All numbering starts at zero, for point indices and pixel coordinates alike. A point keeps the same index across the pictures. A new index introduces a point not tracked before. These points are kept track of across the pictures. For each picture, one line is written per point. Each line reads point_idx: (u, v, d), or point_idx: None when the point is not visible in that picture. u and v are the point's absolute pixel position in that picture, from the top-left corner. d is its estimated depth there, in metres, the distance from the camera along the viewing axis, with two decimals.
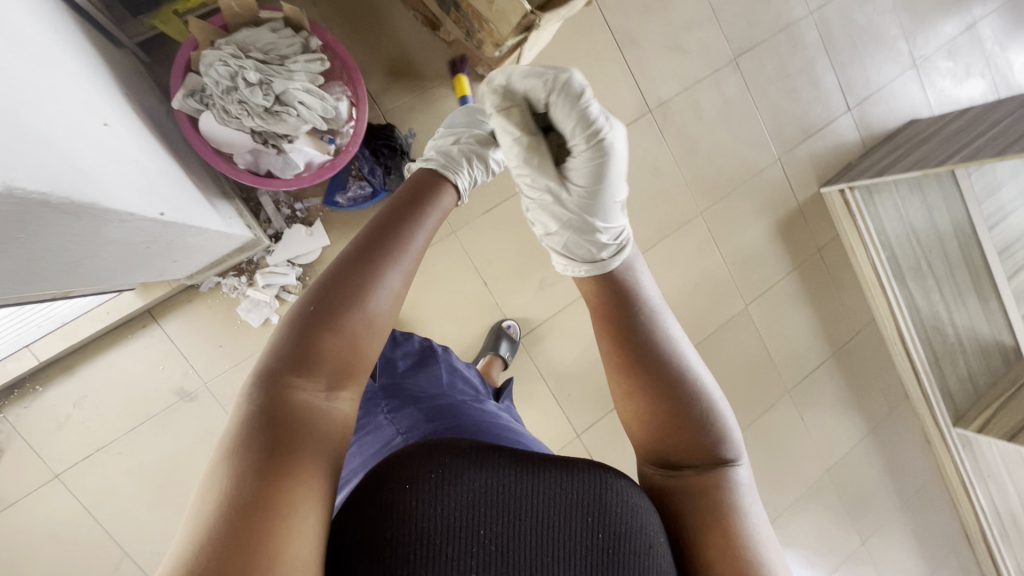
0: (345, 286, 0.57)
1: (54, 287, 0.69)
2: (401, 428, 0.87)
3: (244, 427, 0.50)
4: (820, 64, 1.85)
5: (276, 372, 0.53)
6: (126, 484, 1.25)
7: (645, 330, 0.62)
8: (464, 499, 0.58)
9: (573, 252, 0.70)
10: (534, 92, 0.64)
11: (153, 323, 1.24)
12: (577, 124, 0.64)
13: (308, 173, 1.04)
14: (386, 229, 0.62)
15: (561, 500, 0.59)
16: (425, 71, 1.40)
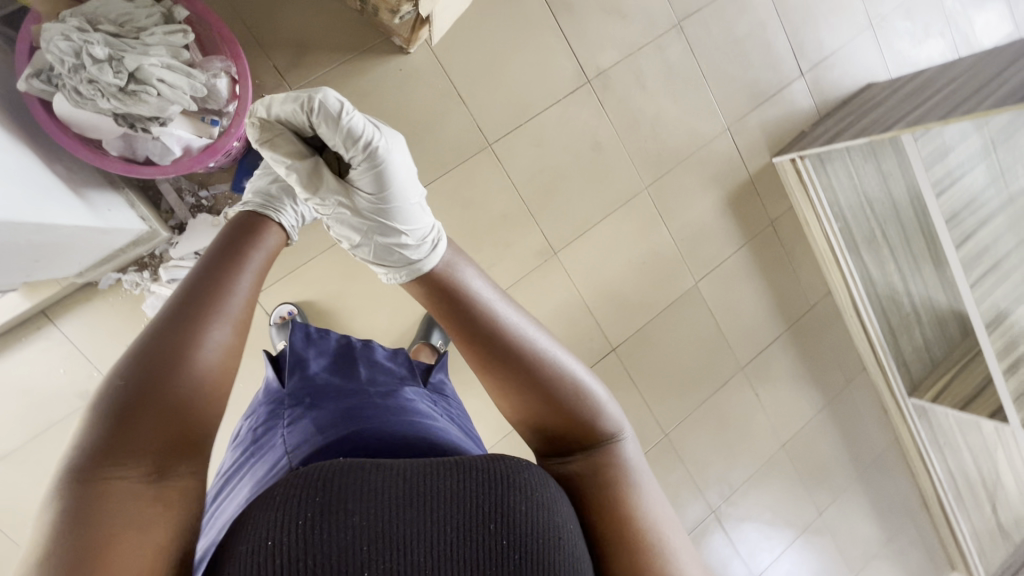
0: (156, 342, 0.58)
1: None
2: (291, 445, 0.77)
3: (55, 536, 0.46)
4: (771, 27, 1.77)
5: (86, 464, 0.50)
6: (33, 493, 1.19)
7: (488, 330, 0.66)
8: (347, 527, 0.50)
9: (384, 259, 0.80)
10: (295, 117, 0.76)
11: (49, 325, 1.17)
12: (345, 140, 0.75)
13: (189, 158, 0.96)
14: (202, 283, 0.65)
15: (454, 512, 0.52)
16: (337, 43, 1.31)
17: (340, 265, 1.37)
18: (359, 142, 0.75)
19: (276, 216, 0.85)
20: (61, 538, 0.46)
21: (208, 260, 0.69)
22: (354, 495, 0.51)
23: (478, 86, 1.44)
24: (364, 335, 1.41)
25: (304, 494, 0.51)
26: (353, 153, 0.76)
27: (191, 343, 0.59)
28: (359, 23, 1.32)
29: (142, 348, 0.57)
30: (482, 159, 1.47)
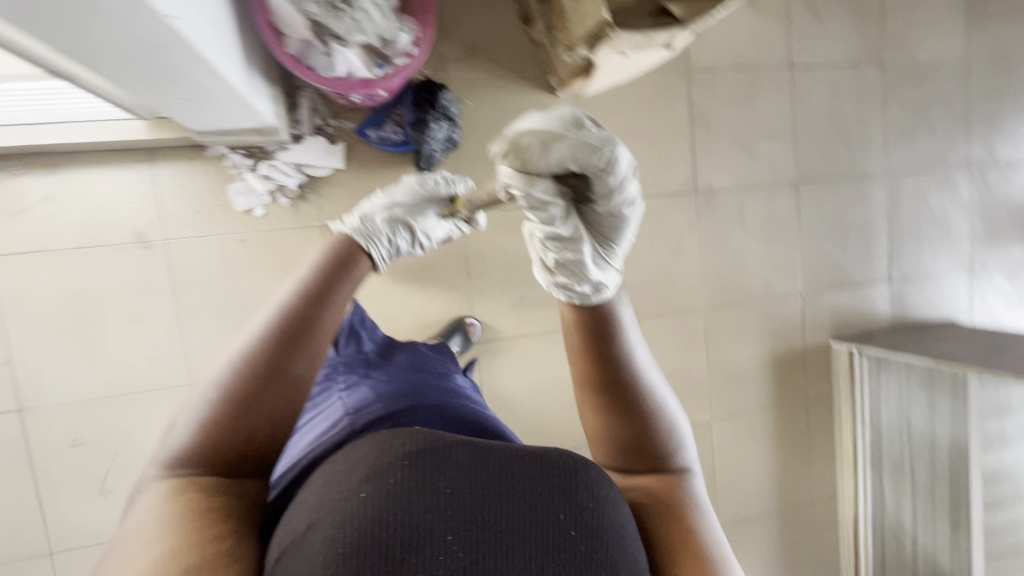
0: (230, 391, 0.63)
1: (46, 39, 0.69)
2: (355, 404, 0.84)
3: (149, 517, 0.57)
4: (876, 226, 1.82)
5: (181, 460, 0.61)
6: (46, 295, 1.23)
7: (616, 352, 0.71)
8: (441, 486, 0.59)
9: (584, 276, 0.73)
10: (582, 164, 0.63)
11: (148, 163, 1.25)
12: (616, 197, 0.68)
13: (346, 82, 1.06)
14: (276, 324, 0.66)
15: (526, 501, 0.60)
16: (503, 60, 1.44)
17: None
18: (620, 198, 0.69)
19: (371, 244, 0.83)
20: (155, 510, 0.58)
21: (288, 296, 0.69)
22: (436, 461, 0.62)
23: None
24: (391, 310, 1.43)
25: (399, 457, 0.62)
26: (614, 203, 0.69)
27: (257, 389, 0.63)
28: (529, 53, 1.45)
29: (224, 394, 0.63)
30: None
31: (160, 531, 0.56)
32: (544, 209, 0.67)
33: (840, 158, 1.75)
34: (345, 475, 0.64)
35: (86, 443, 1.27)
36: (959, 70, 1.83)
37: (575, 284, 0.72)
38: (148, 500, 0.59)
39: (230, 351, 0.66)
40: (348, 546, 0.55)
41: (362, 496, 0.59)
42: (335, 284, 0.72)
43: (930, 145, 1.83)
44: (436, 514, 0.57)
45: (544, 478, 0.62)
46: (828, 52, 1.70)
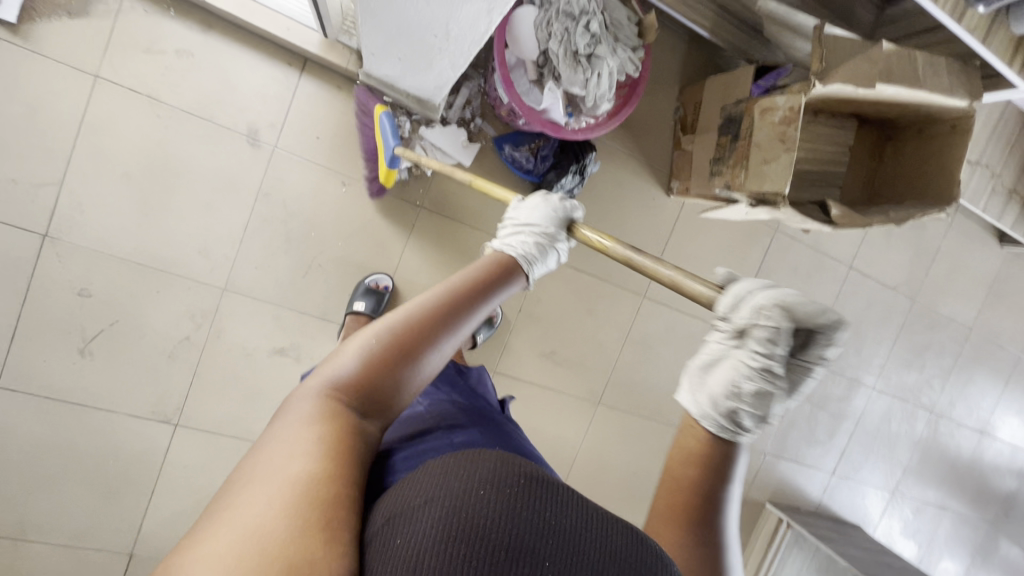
0: (381, 361, 0.56)
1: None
2: (439, 420, 0.78)
3: (307, 434, 0.50)
4: (845, 424, 2.03)
5: (342, 385, 0.55)
6: (132, 140, 1.16)
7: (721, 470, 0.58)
8: (521, 501, 0.48)
9: (731, 419, 0.59)
10: (816, 319, 0.56)
11: (296, 70, 1.21)
12: (807, 363, 0.59)
13: (535, 113, 1.05)
14: (437, 309, 0.60)
15: (623, 558, 0.48)
16: (646, 143, 1.50)
17: None
18: (811, 370, 0.59)
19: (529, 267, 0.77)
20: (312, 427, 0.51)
21: (448, 285, 0.64)
22: (537, 484, 0.50)
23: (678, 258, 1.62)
24: None
25: (508, 467, 0.51)
26: (799, 369, 0.59)
27: (417, 356, 0.58)
28: (667, 150, 1.52)
29: (396, 339, 0.57)
30: (630, 297, 1.61)
31: (319, 447, 0.49)
32: (771, 347, 0.56)
33: (846, 357, 1.95)
34: (448, 462, 0.53)
35: (92, 297, 1.19)
36: (963, 331, 2.09)
37: (726, 414, 0.58)
38: (305, 408, 0.53)
39: (379, 321, 0.59)
40: (438, 534, 0.45)
41: (459, 486, 0.49)
42: (491, 292, 0.68)
43: (914, 380, 2.08)
44: (532, 536, 0.46)
45: (642, 551, 0.49)
46: (880, 269, 1.90)
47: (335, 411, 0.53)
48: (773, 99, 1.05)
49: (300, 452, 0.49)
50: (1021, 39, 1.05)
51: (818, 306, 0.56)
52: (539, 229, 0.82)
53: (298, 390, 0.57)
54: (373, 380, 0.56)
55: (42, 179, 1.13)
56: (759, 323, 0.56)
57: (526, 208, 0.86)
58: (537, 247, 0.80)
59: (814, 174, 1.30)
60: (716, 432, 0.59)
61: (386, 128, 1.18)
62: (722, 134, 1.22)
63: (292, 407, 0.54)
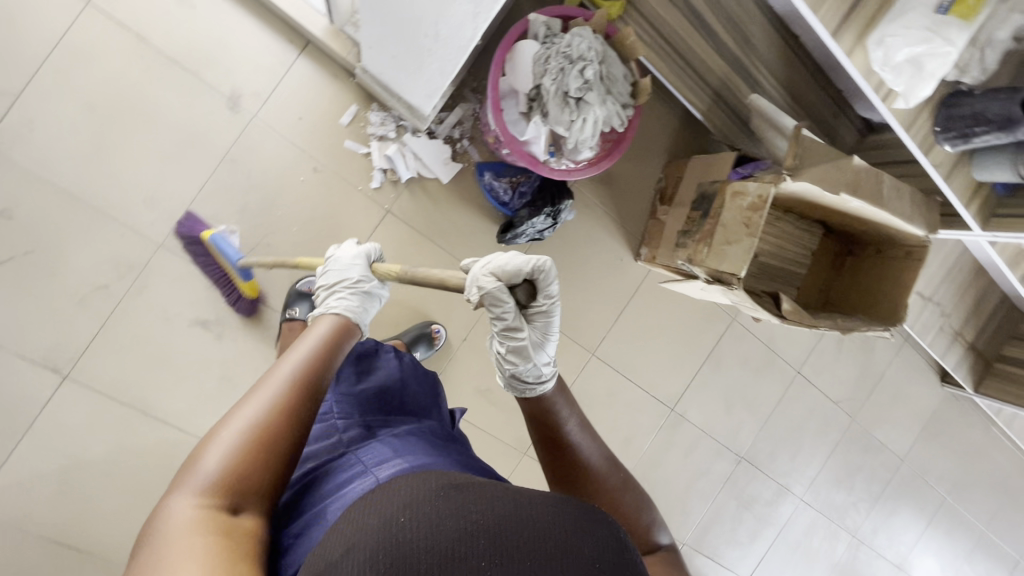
0: (246, 451, 0.53)
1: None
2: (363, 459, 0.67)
3: (185, 554, 0.44)
4: (768, 530, 1.98)
5: (206, 493, 0.50)
6: (108, 73, 1.12)
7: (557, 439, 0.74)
8: (444, 505, 0.46)
9: (522, 379, 0.76)
10: (521, 280, 0.71)
11: (296, 49, 1.21)
12: (541, 305, 0.74)
13: (518, 143, 1.05)
14: (297, 381, 0.61)
15: (550, 520, 0.46)
16: (624, 204, 1.52)
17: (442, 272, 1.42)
18: (548, 308, 0.75)
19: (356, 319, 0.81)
20: (190, 546, 0.44)
21: (301, 361, 0.64)
22: (455, 488, 0.49)
23: (633, 323, 1.62)
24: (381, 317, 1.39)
25: (422, 489, 0.49)
26: (543, 310, 0.75)
27: (282, 435, 0.56)
28: (643, 217, 1.54)
29: (252, 426, 0.55)
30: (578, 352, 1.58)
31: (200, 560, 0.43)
32: (501, 311, 0.71)
33: (780, 461, 1.93)
34: (355, 511, 0.49)
35: (13, 218, 1.11)
36: (894, 460, 2.11)
37: (516, 378, 0.76)
38: (176, 535, 0.46)
39: (228, 414, 0.56)
40: (373, 573, 0.41)
41: (379, 521, 0.45)
42: (338, 353, 0.70)
43: (842, 499, 2.06)
44: (462, 540, 0.43)
45: (578, 523, 0.47)
46: (825, 380, 1.93)
47: (206, 521, 0.47)
48: (745, 184, 1.07)
49: (188, 572, 0.42)
50: (980, 185, 1.11)
51: (516, 262, 0.70)
52: (348, 279, 0.88)
53: (149, 523, 0.48)
54: (240, 475, 0.52)
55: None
56: (493, 302, 0.70)
57: (340, 264, 0.90)
58: (353, 297, 0.85)
59: (776, 270, 1.32)
60: (516, 391, 0.77)
61: (222, 248, 1.16)
62: (695, 208, 1.24)
63: (152, 547, 0.46)
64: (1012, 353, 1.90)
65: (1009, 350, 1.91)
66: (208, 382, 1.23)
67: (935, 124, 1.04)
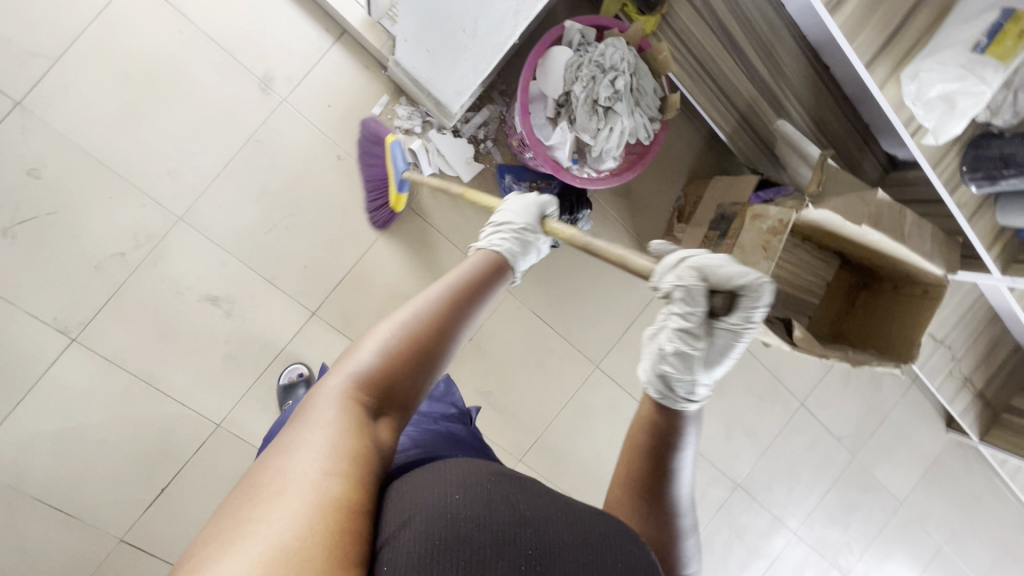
0: (394, 358, 0.55)
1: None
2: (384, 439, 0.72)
3: (324, 441, 0.47)
4: (759, 563, 1.95)
5: (356, 388, 0.53)
6: (148, 45, 1.14)
7: (669, 444, 0.67)
8: (494, 493, 0.50)
9: (670, 384, 0.70)
10: (729, 281, 0.67)
11: (332, 37, 1.22)
12: (735, 320, 0.68)
13: (543, 148, 1.06)
14: (455, 304, 0.60)
15: (581, 522, 0.51)
16: (641, 220, 1.51)
17: None
18: (743, 328, 0.68)
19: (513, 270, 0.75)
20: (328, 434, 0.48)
21: (466, 278, 0.64)
22: (505, 480, 0.53)
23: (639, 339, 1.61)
24: None
25: (474, 471, 0.53)
26: (732, 327, 0.69)
27: (426, 354, 0.57)
28: (660, 233, 1.53)
29: (408, 336, 0.56)
30: (582, 363, 1.57)
31: (334, 454, 0.46)
32: (690, 306, 0.67)
33: (776, 493, 1.91)
34: (421, 479, 0.52)
35: (40, 180, 1.12)
36: (892, 504, 2.08)
37: (664, 381, 0.70)
38: (322, 415, 0.50)
39: (393, 312, 0.58)
40: (429, 550, 0.44)
41: (435, 497, 0.49)
42: (500, 279, 0.69)
43: (836, 538, 2.03)
44: (510, 529, 0.48)
45: (607, 526, 0.52)
46: (829, 415, 1.90)
47: (351, 414, 0.51)
48: (766, 208, 1.07)
49: (323, 459, 0.46)
50: (1005, 229, 1.10)
51: (732, 268, 0.67)
52: (517, 225, 0.80)
53: (308, 393, 0.53)
54: (385, 380, 0.54)
55: (41, 48, 1.10)
56: (676, 282, 0.67)
57: (511, 207, 0.83)
58: (514, 244, 0.77)
59: (790, 299, 1.31)
60: (660, 399, 0.70)
61: (394, 154, 1.19)
62: (713, 228, 1.24)
63: (303, 419, 0.50)
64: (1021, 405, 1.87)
65: (1019, 401, 1.88)
66: (213, 358, 1.24)
67: (962, 164, 1.03)
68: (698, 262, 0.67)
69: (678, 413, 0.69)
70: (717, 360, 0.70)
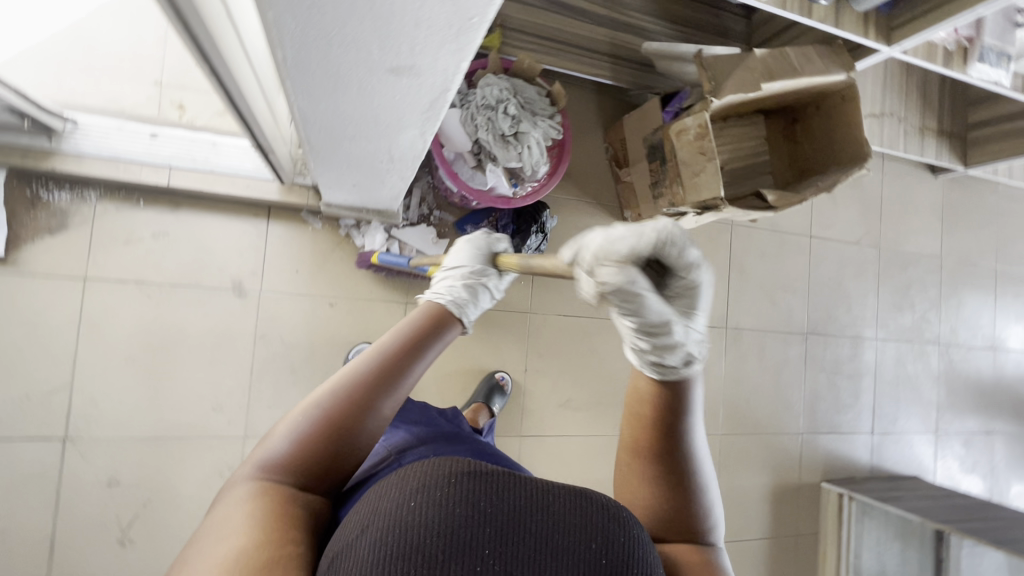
0: (317, 431, 0.58)
1: (308, 144, 0.80)
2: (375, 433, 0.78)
3: (235, 520, 0.51)
4: (865, 382, 2.07)
5: (279, 463, 0.57)
6: (129, 326, 1.23)
7: (675, 408, 0.63)
8: (459, 494, 0.47)
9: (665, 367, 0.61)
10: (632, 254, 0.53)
11: (263, 218, 1.32)
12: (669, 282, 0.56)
13: (485, 194, 1.18)
14: (377, 373, 0.61)
15: (556, 508, 0.49)
16: (588, 186, 1.63)
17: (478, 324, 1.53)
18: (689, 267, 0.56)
19: (464, 314, 0.74)
20: (244, 514, 0.52)
21: (388, 339, 0.64)
22: (477, 475, 0.49)
23: None
24: (450, 391, 1.50)
25: (435, 471, 0.50)
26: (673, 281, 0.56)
27: (350, 423, 0.58)
28: (610, 186, 1.65)
29: (327, 410, 0.58)
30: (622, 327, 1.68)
31: (244, 531, 0.50)
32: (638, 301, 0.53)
33: (841, 319, 2.02)
34: (381, 485, 0.51)
35: (121, 486, 1.21)
36: (935, 262, 2.21)
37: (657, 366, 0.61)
38: (244, 493, 0.54)
39: (317, 387, 0.61)
40: (378, 557, 0.44)
41: (393, 502, 0.48)
42: (440, 334, 0.68)
43: (910, 319, 2.15)
44: (473, 531, 0.46)
45: (590, 511, 0.50)
46: (839, 229, 2.02)
47: (270, 491, 0.54)
48: (682, 122, 1.18)
49: (229, 534, 0.50)
50: (868, 12, 1.22)
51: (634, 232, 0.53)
52: (467, 270, 0.85)
53: (243, 465, 0.59)
54: (308, 454, 0.57)
55: (52, 386, 1.19)
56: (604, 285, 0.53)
57: (458, 258, 0.87)
58: (466, 289, 0.81)
59: (744, 171, 1.46)
60: (662, 376, 0.62)
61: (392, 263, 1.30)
62: (652, 160, 1.35)
63: (233, 494, 0.55)
64: (980, 119, 2.01)
65: (977, 117, 2.02)
66: None
67: None
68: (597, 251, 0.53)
69: (678, 384, 0.62)
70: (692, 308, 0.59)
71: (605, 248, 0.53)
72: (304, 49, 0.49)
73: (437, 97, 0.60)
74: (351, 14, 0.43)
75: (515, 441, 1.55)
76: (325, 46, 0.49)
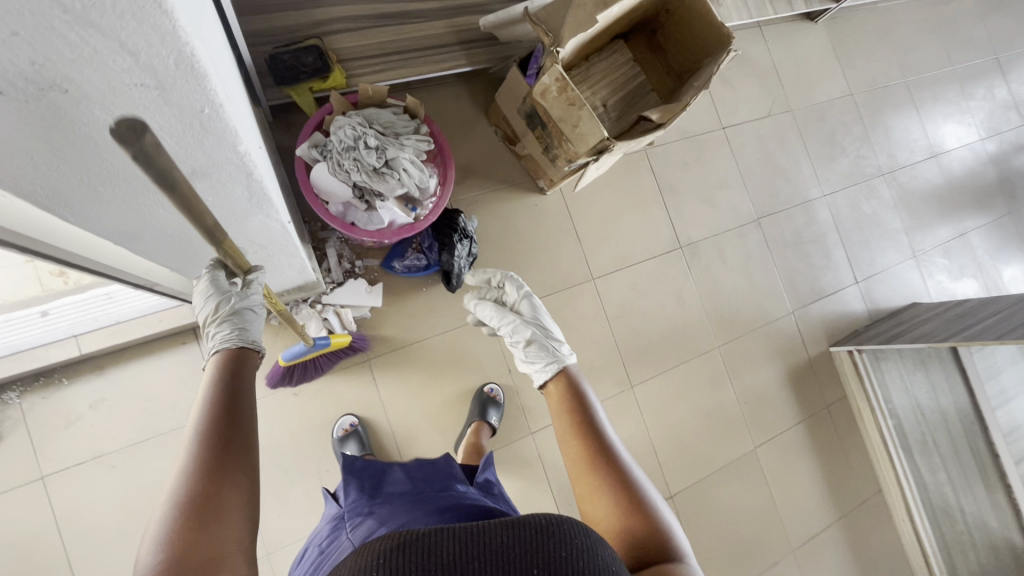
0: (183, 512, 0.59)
1: (166, 259, 0.76)
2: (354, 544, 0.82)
3: None
4: (831, 238, 2.08)
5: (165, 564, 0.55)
6: (107, 502, 1.19)
7: (597, 430, 0.97)
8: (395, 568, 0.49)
9: (538, 357, 1.20)
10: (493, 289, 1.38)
11: (193, 342, 1.28)
12: (518, 300, 1.34)
13: (388, 230, 1.17)
14: (208, 432, 0.66)
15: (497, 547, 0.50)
16: (493, 175, 1.63)
17: (446, 348, 1.51)
18: (527, 300, 1.34)
19: (252, 342, 0.83)
20: None
21: (203, 405, 0.70)
22: (414, 542, 0.51)
23: (591, 232, 1.72)
24: (447, 422, 1.47)
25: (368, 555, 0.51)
26: (520, 300, 1.34)
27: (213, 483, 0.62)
28: (514, 166, 1.65)
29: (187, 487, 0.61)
30: (582, 291, 1.68)
31: None
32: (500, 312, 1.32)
33: (785, 190, 2.03)
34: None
35: None
36: (848, 100, 2.22)
37: (536, 356, 1.20)
38: None
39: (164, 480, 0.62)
40: None
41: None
42: (246, 374, 0.78)
43: (847, 163, 2.17)
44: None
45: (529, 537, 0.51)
46: (747, 109, 2.02)
47: None
48: (541, 83, 1.14)
49: None
50: None
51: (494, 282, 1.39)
52: (216, 301, 0.85)
53: None
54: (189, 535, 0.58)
55: None
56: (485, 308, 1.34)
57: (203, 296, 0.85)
58: (232, 316, 0.84)
59: (625, 100, 1.46)
60: (549, 371, 1.14)
61: (298, 355, 1.26)
62: (533, 128, 1.33)
63: None
64: None
65: None
66: None
67: None
68: (476, 284, 1.39)
69: (568, 374, 1.12)
70: (541, 323, 1.30)
71: (484, 291, 1.39)
72: (57, 172, 0.47)
73: (241, 172, 0.57)
74: (68, 121, 0.41)
75: (529, 441, 1.54)
76: (77, 162, 0.47)
